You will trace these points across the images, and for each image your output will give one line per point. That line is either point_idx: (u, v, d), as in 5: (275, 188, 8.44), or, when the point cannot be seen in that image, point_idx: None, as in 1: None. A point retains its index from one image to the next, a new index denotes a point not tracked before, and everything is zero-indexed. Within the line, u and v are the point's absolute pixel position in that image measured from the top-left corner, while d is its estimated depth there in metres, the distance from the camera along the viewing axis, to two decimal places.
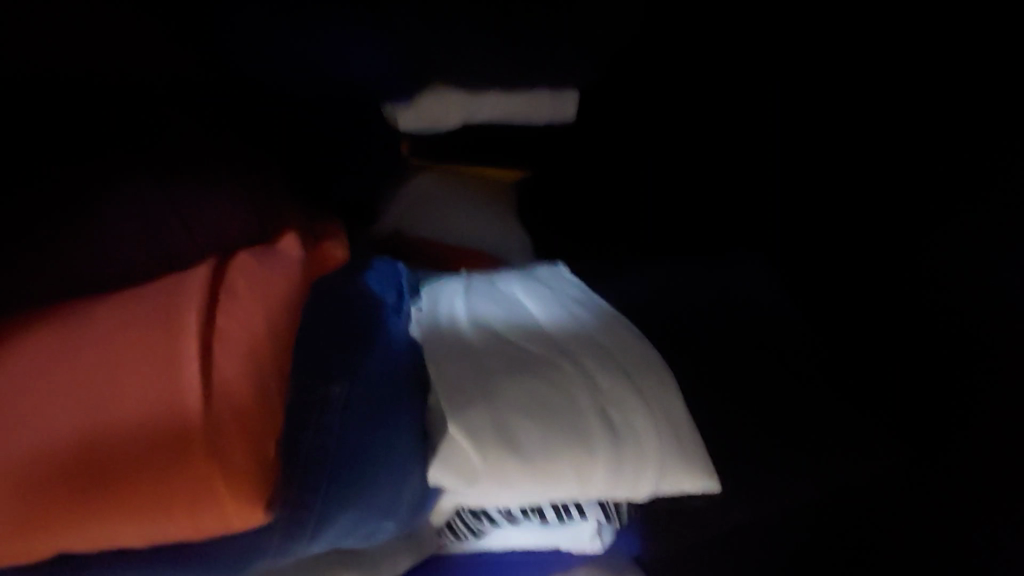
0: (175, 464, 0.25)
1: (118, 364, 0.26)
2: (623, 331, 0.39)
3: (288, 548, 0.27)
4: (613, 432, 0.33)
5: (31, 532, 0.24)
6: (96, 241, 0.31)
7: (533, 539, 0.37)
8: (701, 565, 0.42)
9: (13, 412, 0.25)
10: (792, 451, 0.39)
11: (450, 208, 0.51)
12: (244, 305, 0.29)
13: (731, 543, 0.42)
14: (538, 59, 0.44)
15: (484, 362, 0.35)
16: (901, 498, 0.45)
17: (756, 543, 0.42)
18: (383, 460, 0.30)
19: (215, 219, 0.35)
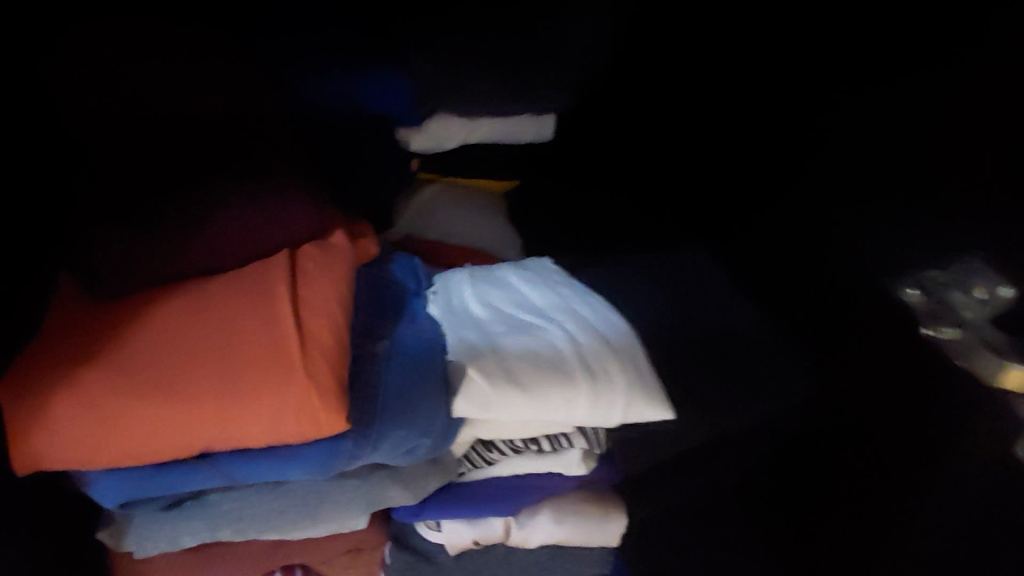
0: (283, 387, 0.34)
1: (235, 320, 0.36)
2: (597, 306, 0.50)
3: (357, 453, 0.37)
4: (591, 373, 0.43)
5: (173, 435, 0.33)
6: (194, 231, 0.40)
7: (534, 466, 0.46)
8: (671, 499, 0.50)
9: (157, 353, 0.34)
10: (741, 389, 0.47)
11: (451, 215, 0.62)
12: (317, 281, 0.39)
13: (695, 478, 0.50)
14: (527, 83, 0.55)
15: (491, 329, 0.46)
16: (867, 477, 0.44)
17: (715, 477, 0.50)
18: (421, 395, 0.40)
19: (281, 215, 0.42)
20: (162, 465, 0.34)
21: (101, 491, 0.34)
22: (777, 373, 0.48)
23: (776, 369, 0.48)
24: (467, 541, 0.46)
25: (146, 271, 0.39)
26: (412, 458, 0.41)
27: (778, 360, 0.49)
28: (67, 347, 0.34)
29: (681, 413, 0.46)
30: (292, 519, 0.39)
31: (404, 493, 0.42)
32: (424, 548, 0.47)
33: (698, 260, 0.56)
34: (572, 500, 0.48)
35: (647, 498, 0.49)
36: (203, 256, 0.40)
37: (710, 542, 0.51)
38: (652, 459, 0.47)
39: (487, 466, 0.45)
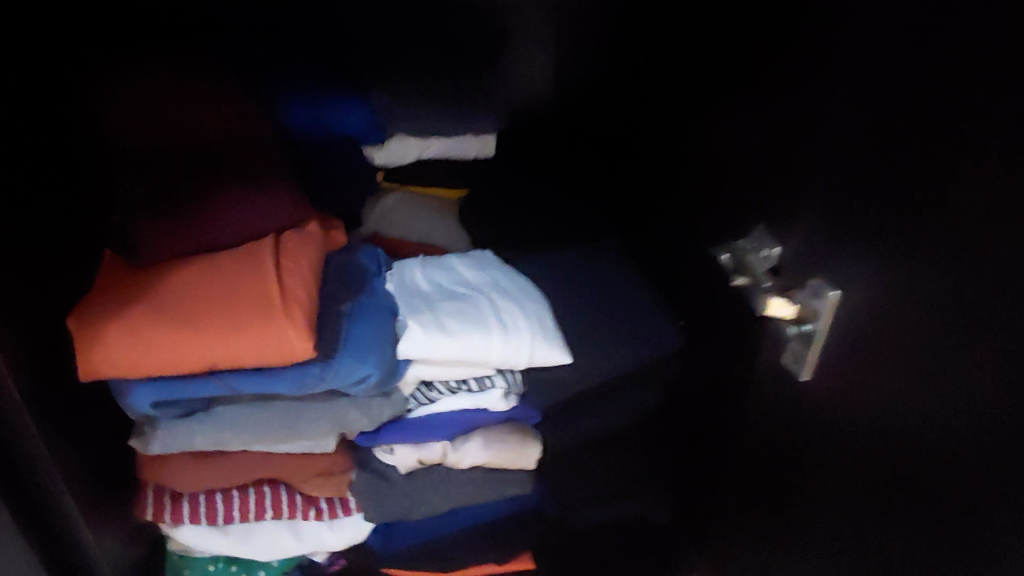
0: (268, 321, 0.47)
1: (235, 278, 0.50)
2: (518, 281, 0.64)
3: (323, 376, 0.51)
4: (505, 326, 0.57)
5: (189, 354, 0.46)
6: (203, 217, 0.53)
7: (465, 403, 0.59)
8: (582, 433, 0.62)
9: (179, 299, 0.48)
10: (629, 340, 0.61)
11: (410, 215, 0.75)
12: (296, 254, 0.53)
13: (599, 416, 0.62)
14: (461, 110, 0.72)
15: (431, 297, 0.60)
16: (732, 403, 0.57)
17: (616, 417, 0.63)
18: (374, 338, 0.54)
19: (271, 206, 0.56)
20: (181, 379, 0.47)
21: (138, 397, 0.47)
22: (657, 328, 0.62)
23: (659, 325, 0.62)
24: (413, 461, 0.58)
25: (169, 245, 0.52)
26: (370, 391, 0.54)
27: (659, 320, 0.63)
28: (113, 292, 0.48)
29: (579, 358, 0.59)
30: (276, 430, 0.52)
31: (363, 418, 0.55)
32: (381, 468, 0.59)
33: (604, 249, 0.70)
34: (499, 431, 0.61)
35: (561, 432, 0.62)
36: (210, 236, 0.53)
37: (617, 471, 0.64)
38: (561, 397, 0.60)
39: (429, 403, 0.58)
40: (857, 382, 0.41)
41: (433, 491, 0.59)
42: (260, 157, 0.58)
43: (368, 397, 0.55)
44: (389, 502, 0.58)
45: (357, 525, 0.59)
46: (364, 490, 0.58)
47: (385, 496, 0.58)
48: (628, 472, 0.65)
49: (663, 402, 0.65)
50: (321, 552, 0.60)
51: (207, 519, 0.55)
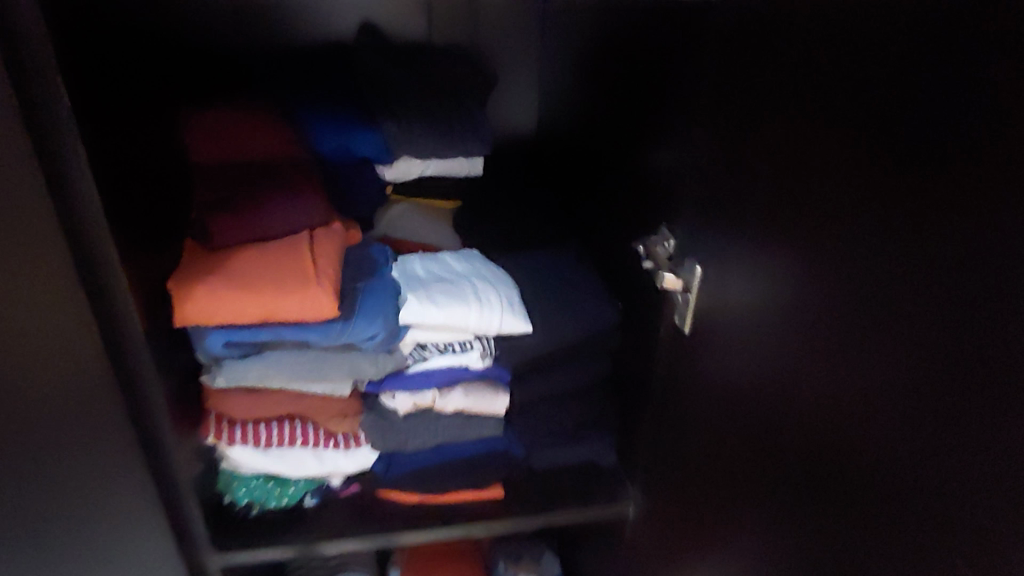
0: (303, 289, 0.65)
1: (280, 259, 0.68)
2: (495, 271, 0.81)
3: (341, 333, 0.69)
4: (481, 302, 0.75)
5: (246, 310, 0.64)
6: (255, 216, 0.71)
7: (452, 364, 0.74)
8: (541, 391, 0.79)
9: (240, 272, 0.66)
10: (577, 317, 0.78)
11: (410, 221, 0.92)
12: (324, 243, 0.71)
13: (554, 378, 0.80)
14: (450, 136, 0.89)
15: (425, 280, 0.77)
16: (650, 366, 0.73)
17: (570, 378, 0.80)
18: (381, 308, 0.71)
19: (305, 208, 0.73)
20: (240, 329, 0.66)
21: (210, 341, 0.65)
22: (600, 308, 0.79)
23: (602, 306, 0.79)
24: (409, 405, 0.76)
25: (229, 237, 0.69)
26: (376, 348, 0.71)
27: (603, 302, 0.79)
28: (195, 264, 0.67)
29: (536, 329, 0.77)
30: (305, 373, 0.70)
31: (370, 368, 0.72)
32: (385, 411, 0.76)
33: (566, 248, 0.88)
34: (476, 386, 0.78)
35: (524, 389, 0.79)
36: (260, 229, 0.70)
37: (571, 424, 0.81)
38: (524, 360, 0.77)
39: (423, 361, 0.75)
40: (710, 332, 0.58)
41: (424, 429, 0.77)
42: (295, 174, 0.76)
43: (374, 352, 0.72)
44: (394, 437, 0.76)
45: (365, 455, 0.77)
46: (375, 426, 0.75)
47: (391, 433, 0.75)
48: (579, 422, 0.81)
49: (607, 369, 0.82)
50: (336, 476, 0.77)
51: (252, 443, 0.73)
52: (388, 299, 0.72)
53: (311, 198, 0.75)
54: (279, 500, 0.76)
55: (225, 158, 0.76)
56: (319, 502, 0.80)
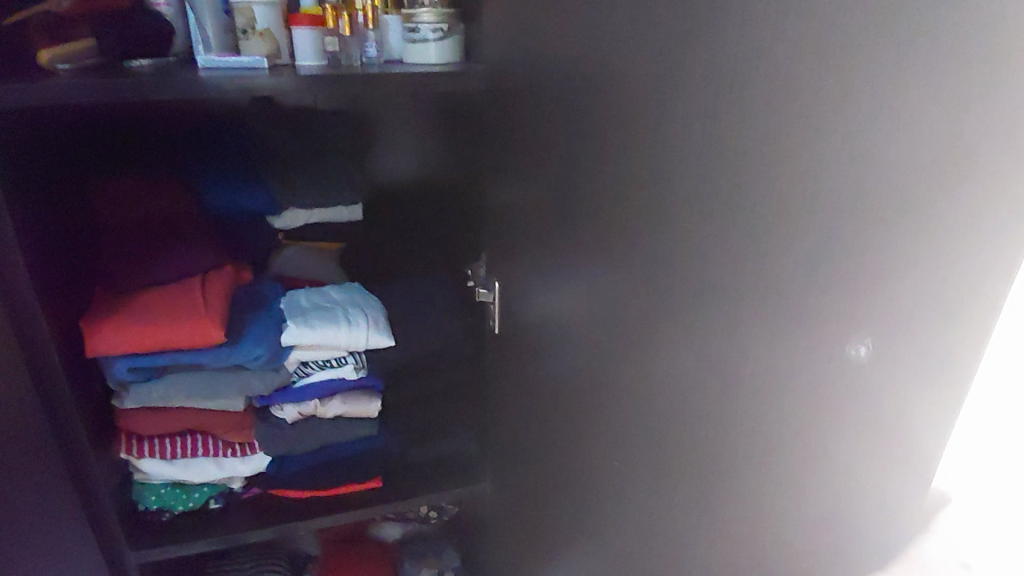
0: (194, 321, 0.80)
1: (175, 297, 0.83)
2: (366, 297, 0.98)
3: (231, 355, 0.84)
4: (351, 324, 0.91)
5: (146, 340, 0.78)
6: (150, 263, 0.85)
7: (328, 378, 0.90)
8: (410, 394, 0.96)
9: (141, 309, 0.81)
10: (435, 330, 0.96)
11: (301, 260, 1.06)
12: (214, 282, 0.87)
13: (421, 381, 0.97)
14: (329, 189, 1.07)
15: (304, 309, 0.93)
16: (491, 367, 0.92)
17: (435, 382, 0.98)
18: (264, 333, 0.87)
19: (196, 255, 0.88)
20: (142, 356, 0.80)
21: (118, 368, 0.79)
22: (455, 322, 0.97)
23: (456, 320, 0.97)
24: (295, 413, 0.91)
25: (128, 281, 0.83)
26: (263, 366, 0.87)
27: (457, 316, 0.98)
28: (103, 306, 0.81)
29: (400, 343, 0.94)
30: (202, 391, 0.84)
31: (260, 384, 0.87)
32: (275, 420, 0.91)
33: (430, 275, 1.06)
34: (354, 394, 0.94)
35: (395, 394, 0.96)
36: (155, 274, 0.85)
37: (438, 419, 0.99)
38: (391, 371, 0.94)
39: (304, 377, 0.91)
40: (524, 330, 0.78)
41: (310, 433, 0.92)
42: (188, 228, 0.92)
43: (262, 370, 0.87)
44: (285, 442, 0.90)
45: (260, 459, 0.92)
46: (267, 434, 0.90)
47: (281, 439, 0.90)
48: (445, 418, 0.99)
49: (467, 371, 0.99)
50: (237, 478, 0.92)
51: (159, 454, 0.87)
52: (270, 327, 0.88)
53: (201, 246, 0.90)
54: (185, 504, 0.90)
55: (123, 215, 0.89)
56: (224, 503, 0.94)
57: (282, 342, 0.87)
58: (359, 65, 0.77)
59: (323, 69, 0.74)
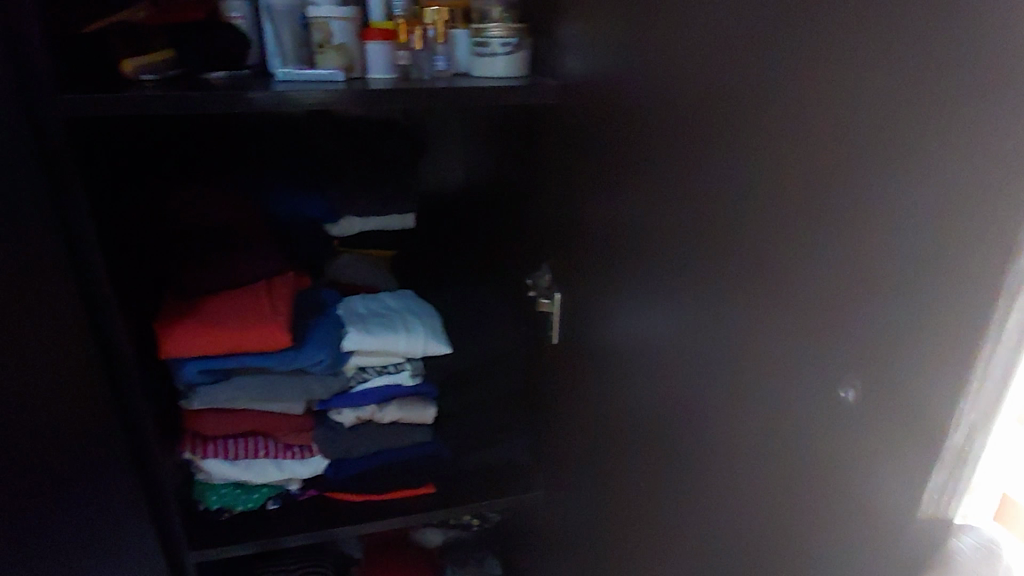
0: (261, 325, 0.82)
1: (242, 302, 0.85)
2: (422, 305, 0.99)
3: (294, 359, 0.85)
4: (408, 331, 0.92)
5: (216, 343, 0.81)
6: (219, 267, 0.87)
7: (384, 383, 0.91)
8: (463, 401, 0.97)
9: (210, 312, 0.83)
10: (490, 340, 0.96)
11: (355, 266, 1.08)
12: (278, 288, 0.89)
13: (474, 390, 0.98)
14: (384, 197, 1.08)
15: (362, 315, 0.95)
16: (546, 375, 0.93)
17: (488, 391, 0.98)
18: (326, 339, 0.88)
19: (260, 260, 0.90)
20: (211, 359, 0.82)
21: (187, 370, 0.82)
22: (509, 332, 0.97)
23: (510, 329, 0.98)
24: (353, 417, 0.92)
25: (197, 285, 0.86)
26: (322, 372, 0.88)
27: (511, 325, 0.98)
28: (174, 309, 0.83)
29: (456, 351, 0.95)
30: (265, 394, 0.86)
31: (318, 389, 0.89)
32: (333, 424, 0.93)
33: (482, 284, 1.07)
34: (409, 400, 0.95)
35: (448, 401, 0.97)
36: (222, 278, 0.87)
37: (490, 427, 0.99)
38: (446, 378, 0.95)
39: (362, 382, 0.92)
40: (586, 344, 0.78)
41: (366, 438, 0.93)
42: (252, 233, 0.94)
43: (321, 375, 0.89)
44: (342, 446, 0.92)
45: (317, 462, 0.93)
46: (326, 437, 0.91)
47: (340, 444, 0.92)
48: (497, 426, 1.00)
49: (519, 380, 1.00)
50: (294, 481, 0.94)
51: (223, 455, 0.89)
52: (329, 333, 0.90)
53: (265, 252, 0.92)
54: (244, 504, 0.92)
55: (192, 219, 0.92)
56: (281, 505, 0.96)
57: (341, 348, 0.89)
58: (428, 78, 0.78)
59: (393, 83, 0.76)
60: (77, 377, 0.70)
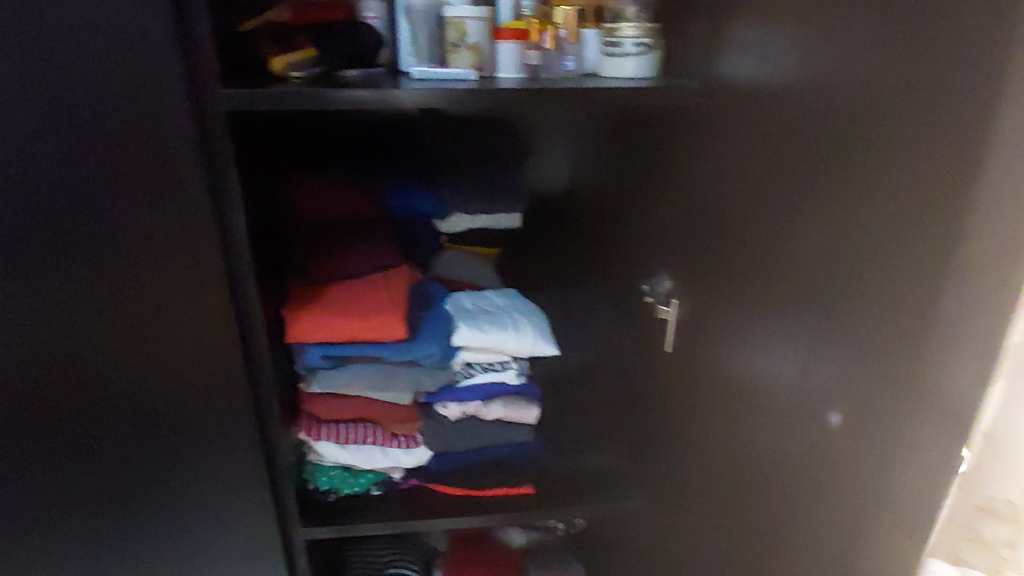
0: (380, 315, 0.84)
1: (362, 292, 0.88)
2: (528, 305, 0.99)
3: (407, 350, 0.87)
4: (517, 330, 0.93)
5: (337, 330, 0.83)
6: (341, 258, 0.91)
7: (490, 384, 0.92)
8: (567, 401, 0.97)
9: (332, 300, 0.86)
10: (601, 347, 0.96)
11: (461, 263, 1.07)
12: (394, 280, 0.91)
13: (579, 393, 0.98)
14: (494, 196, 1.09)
15: (470, 311, 0.96)
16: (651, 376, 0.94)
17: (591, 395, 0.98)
18: (437, 333, 0.90)
19: (379, 253, 0.93)
20: (331, 344, 0.85)
21: (309, 354, 0.86)
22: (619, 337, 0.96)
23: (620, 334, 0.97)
24: (458, 411, 0.93)
25: (321, 272, 0.89)
26: (433, 365, 0.90)
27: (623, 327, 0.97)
28: (300, 294, 0.87)
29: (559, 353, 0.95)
30: (379, 382, 0.89)
31: (428, 381, 0.90)
32: (438, 416, 0.94)
33: (588, 288, 1.06)
34: (512, 398, 0.95)
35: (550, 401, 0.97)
36: (345, 268, 0.90)
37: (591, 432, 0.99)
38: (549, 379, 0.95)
39: (468, 377, 0.93)
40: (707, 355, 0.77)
41: (470, 432, 0.94)
42: (371, 227, 0.97)
43: (431, 368, 0.90)
44: (445, 438, 0.93)
45: (422, 452, 0.95)
46: (431, 428, 0.93)
47: (444, 436, 0.93)
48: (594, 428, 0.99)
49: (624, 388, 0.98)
50: (397, 469, 0.96)
51: (334, 439, 0.91)
52: (440, 327, 0.91)
53: (382, 245, 0.95)
54: (348, 488, 0.95)
55: (316, 211, 0.96)
56: (383, 491, 0.98)
57: (452, 343, 0.90)
58: (557, 77, 0.78)
59: (523, 83, 0.76)
60: (218, 353, 0.74)
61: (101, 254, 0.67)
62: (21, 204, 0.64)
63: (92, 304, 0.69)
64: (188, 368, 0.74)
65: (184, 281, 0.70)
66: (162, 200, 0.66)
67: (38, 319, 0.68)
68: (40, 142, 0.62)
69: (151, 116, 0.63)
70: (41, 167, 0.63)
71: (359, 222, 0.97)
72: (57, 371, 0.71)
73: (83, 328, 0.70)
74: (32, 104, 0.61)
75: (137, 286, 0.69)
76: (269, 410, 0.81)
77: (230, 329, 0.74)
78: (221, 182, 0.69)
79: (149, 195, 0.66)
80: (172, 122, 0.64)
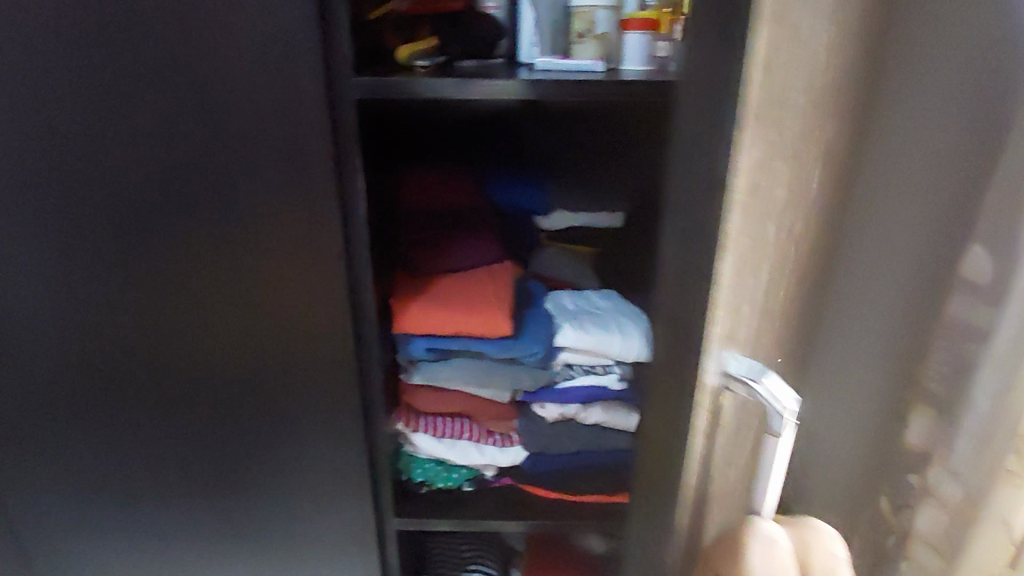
0: (486, 311, 0.83)
1: (469, 286, 0.87)
2: (632, 307, 0.96)
3: (511, 348, 0.86)
4: (622, 334, 0.89)
5: (445, 324, 0.83)
6: (447, 250, 0.90)
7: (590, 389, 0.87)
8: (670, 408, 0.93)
9: (439, 292, 0.86)
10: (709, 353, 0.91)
11: (561, 261, 1.05)
12: (500, 275, 0.89)
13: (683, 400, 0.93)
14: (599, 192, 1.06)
15: (574, 311, 0.93)
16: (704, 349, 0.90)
17: None
18: (541, 332, 0.88)
19: (484, 248, 0.92)
20: (436, 338, 0.85)
21: (414, 347, 0.86)
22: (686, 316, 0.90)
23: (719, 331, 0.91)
24: (556, 413, 0.91)
25: (428, 264, 0.89)
26: (533, 366, 0.87)
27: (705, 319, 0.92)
28: (407, 286, 0.87)
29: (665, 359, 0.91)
30: (479, 378, 0.88)
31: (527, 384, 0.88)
32: (536, 417, 0.92)
33: None
34: (614, 404, 0.92)
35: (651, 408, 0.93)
36: (451, 261, 0.89)
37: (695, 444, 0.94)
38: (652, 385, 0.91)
39: (568, 379, 0.91)
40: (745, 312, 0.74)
41: (568, 435, 0.92)
42: (477, 220, 0.96)
43: (531, 369, 0.88)
44: (544, 437, 0.92)
45: (517, 451, 0.93)
46: (529, 426, 0.91)
47: (541, 435, 0.92)
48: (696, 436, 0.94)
49: None
50: (491, 467, 0.95)
51: (431, 433, 0.91)
52: (543, 327, 0.89)
53: (488, 239, 0.93)
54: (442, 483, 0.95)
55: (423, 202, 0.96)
56: (475, 488, 0.97)
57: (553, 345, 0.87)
58: None
59: (651, 75, 0.72)
60: (329, 340, 0.75)
61: (232, 241, 0.69)
62: (165, 191, 0.67)
63: (221, 288, 0.72)
64: (302, 356, 0.75)
65: (305, 271, 0.71)
66: (290, 191, 0.67)
67: (174, 298, 0.72)
68: (185, 131, 0.65)
69: (287, 108, 0.64)
70: (185, 155, 0.66)
71: (465, 215, 0.96)
72: (188, 348, 0.75)
73: (212, 310, 0.73)
74: (180, 94, 0.63)
75: (261, 273, 0.71)
76: (375, 404, 0.81)
77: (343, 321, 0.74)
78: (344, 177, 0.68)
79: (279, 186, 0.67)
80: (304, 115, 0.64)
